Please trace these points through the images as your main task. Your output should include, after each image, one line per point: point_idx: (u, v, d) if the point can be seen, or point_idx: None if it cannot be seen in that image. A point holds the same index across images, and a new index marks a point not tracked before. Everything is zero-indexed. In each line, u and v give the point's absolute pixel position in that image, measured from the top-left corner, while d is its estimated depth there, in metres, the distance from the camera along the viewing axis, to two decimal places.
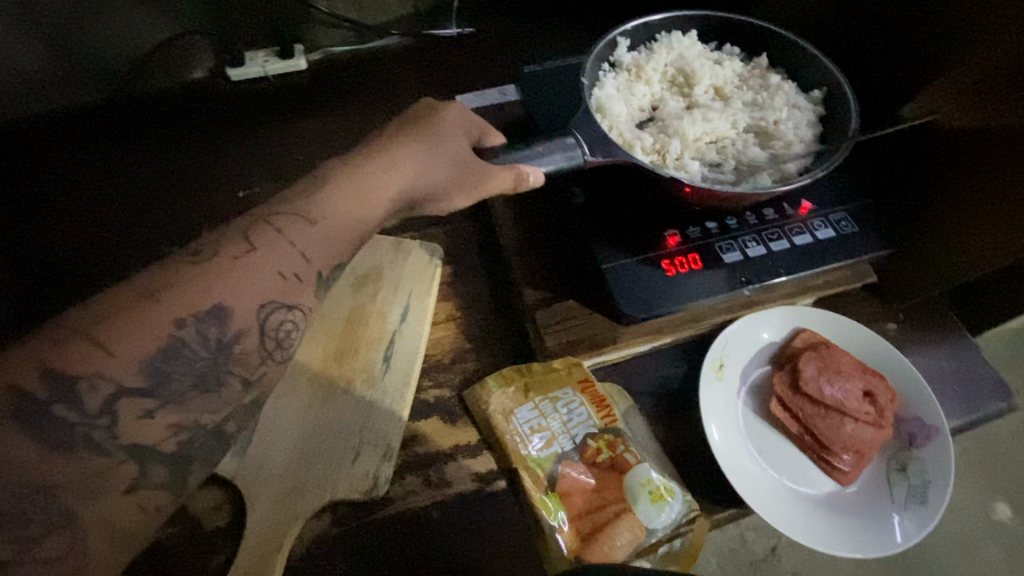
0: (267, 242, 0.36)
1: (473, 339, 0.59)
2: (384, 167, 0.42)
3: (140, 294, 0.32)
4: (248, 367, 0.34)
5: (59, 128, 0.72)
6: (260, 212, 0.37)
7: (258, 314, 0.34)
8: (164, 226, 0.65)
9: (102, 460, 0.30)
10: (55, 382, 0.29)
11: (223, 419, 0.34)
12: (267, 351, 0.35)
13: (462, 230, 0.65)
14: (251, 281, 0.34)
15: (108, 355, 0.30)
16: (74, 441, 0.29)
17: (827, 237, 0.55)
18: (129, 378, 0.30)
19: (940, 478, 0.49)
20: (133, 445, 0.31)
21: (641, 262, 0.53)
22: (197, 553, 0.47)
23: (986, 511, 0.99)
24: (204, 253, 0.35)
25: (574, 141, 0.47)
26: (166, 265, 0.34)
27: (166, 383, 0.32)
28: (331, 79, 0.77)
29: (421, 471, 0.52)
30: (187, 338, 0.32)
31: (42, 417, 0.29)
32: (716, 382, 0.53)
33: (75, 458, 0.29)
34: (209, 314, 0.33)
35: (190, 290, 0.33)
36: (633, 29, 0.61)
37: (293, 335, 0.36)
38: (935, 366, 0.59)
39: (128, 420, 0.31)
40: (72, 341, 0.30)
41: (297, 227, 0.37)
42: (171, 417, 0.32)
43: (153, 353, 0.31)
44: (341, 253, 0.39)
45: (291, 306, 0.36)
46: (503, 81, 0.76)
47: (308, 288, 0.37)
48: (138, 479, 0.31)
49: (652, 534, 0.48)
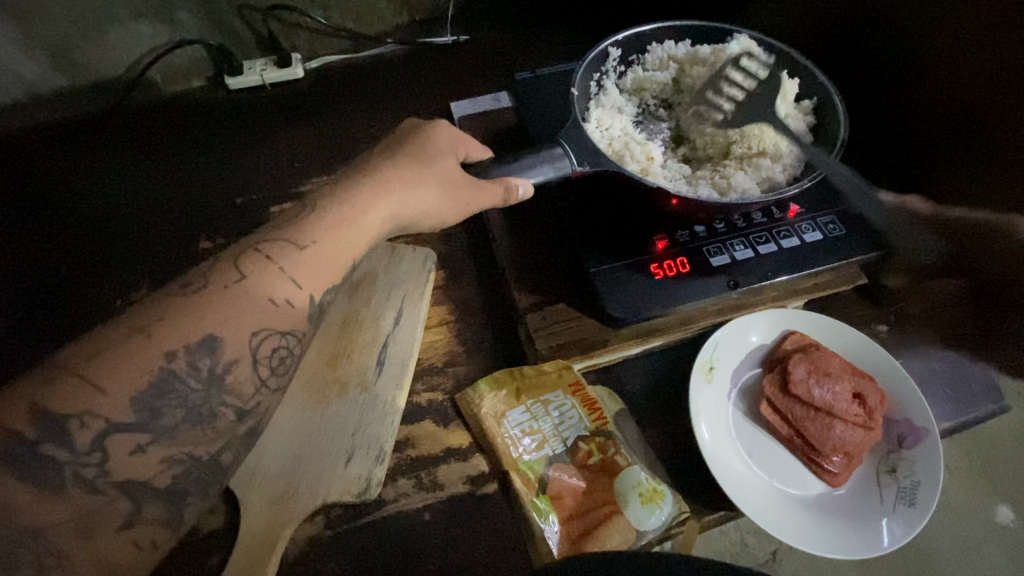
0: (258, 268, 0.36)
1: (466, 343, 0.59)
2: (376, 186, 0.43)
3: (134, 328, 0.33)
4: (242, 396, 0.35)
5: (55, 140, 0.72)
6: (252, 240, 0.38)
7: (250, 343, 0.35)
8: (163, 232, 0.65)
9: (95, 499, 0.30)
10: (44, 422, 0.29)
11: (217, 451, 0.34)
12: (261, 379, 0.36)
13: (456, 234, 0.66)
14: (244, 312, 0.35)
15: (100, 393, 0.30)
16: (64, 481, 0.30)
17: (814, 240, 0.56)
18: (118, 414, 0.31)
19: (929, 479, 0.50)
20: (126, 483, 0.31)
21: (631, 266, 0.53)
22: (195, 559, 0.47)
23: (988, 513, 0.98)
24: (194, 285, 0.35)
25: (562, 151, 0.48)
26: (158, 296, 0.35)
27: (157, 417, 0.32)
28: (328, 88, 0.78)
29: (414, 474, 0.52)
30: (178, 369, 0.32)
31: (31, 459, 0.29)
32: (707, 385, 0.54)
33: (67, 498, 0.30)
34: (199, 346, 0.33)
35: (182, 323, 0.33)
36: (625, 38, 0.61)
37: (287, 361, 0.37)
38: (925, 367, 0.58)
39: (119, 457, 0.31)
40: (64, 377, 0.30)
41: (287, 250, 0.38)
42: (163, 451, 0.32)
43: (143, 387, 0.31)
44: (335, 271, 0.39)
45: (284, 333, 0.37)
46: (496, 88, 0.77)
47: (300, 313, 0.37)
48: (133, 514, 0.31)
49: (642, 536, 0.48)
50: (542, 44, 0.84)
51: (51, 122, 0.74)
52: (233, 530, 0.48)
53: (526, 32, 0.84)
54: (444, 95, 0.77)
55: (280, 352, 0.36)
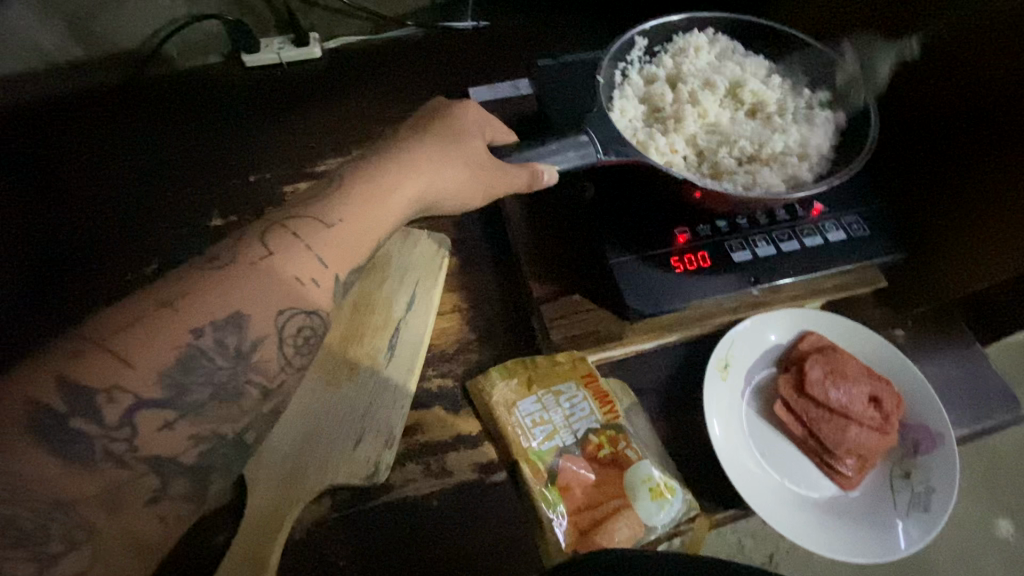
0: (285, 246, 0.36)
1: (479, 331, 0.59)
2: (401, 165, 0.42)
3: (159, 302, 0.32)
4: (267, 375, 0.34)
5: (64, 110, 0.71)
6: (275, 217, 0.38)
7: (276, 320, 0.34)
8: (173, 207, 0.64)
9: (122, 472, 0.30)
10: (73, 394, 0.29)
11: (242, 428, 0.34)
12: (287, 358, 0.35)
13: (470, 220, 0.65)
14: (269, 289, 0.34)
15: (128, 366, 0.30)
16: (94, 455, 0.29)
17: (837, 240, 0.55)
18: (145, 390, 0.30)
19: (945, 486, 0.49)
20: (153, 458, 0.31)
21: (651, 260, 0.53)
22: (200, 536, 0.47)
23: (989, 523, 0.98)
24: (222, 259, 0.34)
25: (588, 139, 0.47)
26: (182, 270, 0.34)
27: (185, 394, 0.31)
28: (345, 70, 0.77)
29: (422, 459, 0.52)
30: (205, 346, 0.32)
31: (59, 432, 0.28)
32: (721, 382, 0.53)
33: (96, 472, 0.29)
34: (227, 322, 0.33)
35: (208, 299, 0.32)
36: (650, 28, 0.60)
37: (312, 340, 0.36)
38: (944, 376, 0.58)
39: (147, 432, 0.30)
40: (90, 349, 0.29)
41: (312, 228, 0.37)
42: (191, 428, 0.32)
43: (170, 362, 0.31)
44: (358, 251, 0.38)
45: (310, 311, 0.36)
46: (515, 75, 0.76)
47: (326, 292, 0.36)
48: (159, 490, 0.32)
49: (651, 531, 0.48)
50: (563, 31, 0.83)
51: (63, 93, 0.72)
52: (239, 504, 0.48)
53: (548, 21, 0.83)
54: (461, 80, 0.76)
55: (304, 331, 0.36)
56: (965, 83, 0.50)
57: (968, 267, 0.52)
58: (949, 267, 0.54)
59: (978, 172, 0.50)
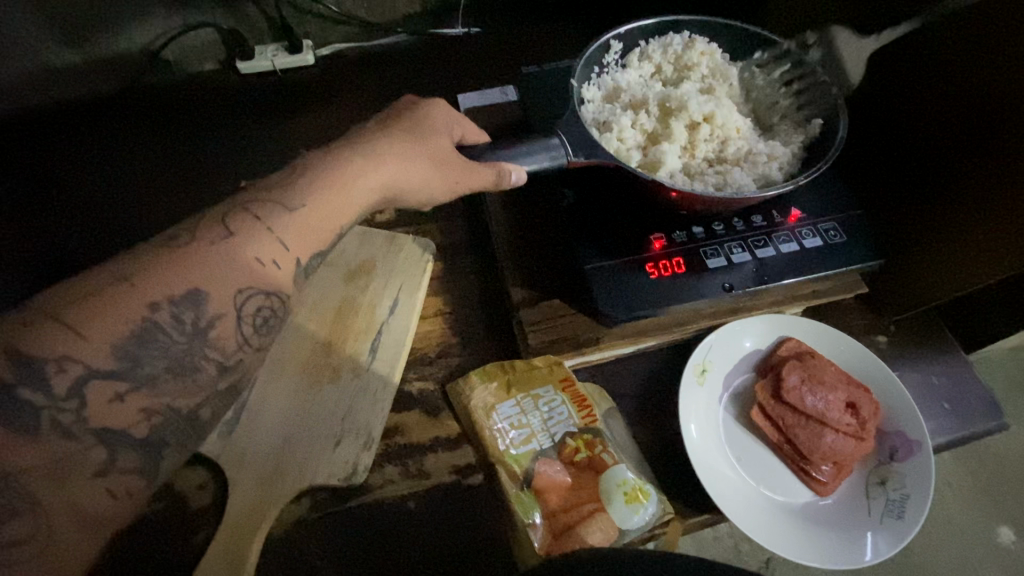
0: (247, 228, 0.37)
1: (459, 334, 0.60)
2: (367, 157, 0.43)
3: (117, 276, 0.33)
4: (224, 351, 0.35)
5: (66, 115, 0.74)
6: (239, 201, 0.38)
7: (235, 300, 0.35)
8: (162, 208, 0.66)
9: (70, 444, 0.31)
10: (25, 363, 0.30)
11: (197, 405, 0.35)
12: (244, 337, 0.36)
13: (455, 225, 0.66)
14: (229, 266, 0.35)
15: (80, 338, 0.31)
16: (41, 425, 0.30)
17: (814, 246, 0.55)
18: (99, 360, 0.31)
19: (919, 494, 0.49)
20: (103, 430, 0.32)
21: (626, 264, 0.53)
22: (178, 526, 0.48)
23: (989, 535, 0.96)
24: (180, 239, 0.35)
25: (559, 141, 0.48)
26: (141, 250, 0.35)
27: (139, 366, 0.32)
28: (337, 76, 0.78)
29: (400, 461, 0.52)
30: (161, 320, 0.33)
31: (9, 401, 0.29)
32: (698, 387, 0.53)
33: (40, 444, 0.30)
34: (184, 298, 0.34)
35: (166, 276, 0.33)
36: (627, 31, 0.61)
37: (269, 321, 0.37)
38: (924, 382, 0.58)
39: (98, 404, 0.31)
40: (42, 321, 0.30)
41: (274, 211, 0.38)
42: (143, 401, 0.33)
43: (125, 336, 0.32)
44: (321, 242, 0.40)
45: (268, 292, 0.37)
46: (504, 81, 0.77)
47: (286, 273, 0.38)
48: (107, 464, 0.32)
49: (625, 535, 0.48)
50: (554, 38, 0.83)
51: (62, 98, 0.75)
52: (219, 503, 0.49)
53: (538, 28, 0.84)
54: (451, 88, 0.77)
55: (263, 311, 0.37)
56: (949, 89, 0.51)
57: (945, 272, 0.53)
58: (925, 273, 0.54)
59: (957, 178, 0.51)
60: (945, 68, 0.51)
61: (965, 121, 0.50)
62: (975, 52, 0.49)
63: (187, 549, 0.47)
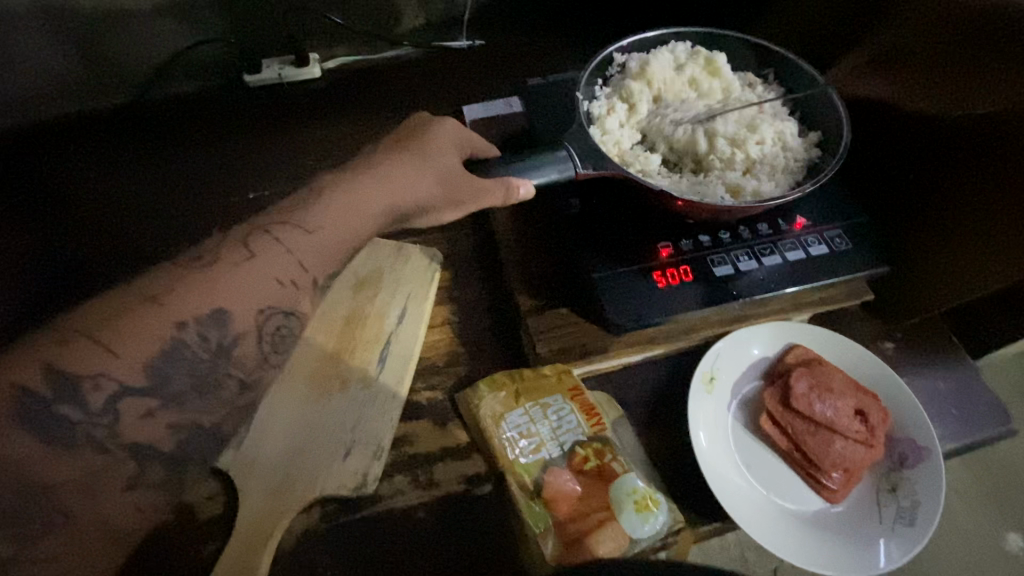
0: (266, 248, 0.37)
1: (469, 342, 0.60)
2: (379, 176, 0.44)
3: (146, 295, 0.33)
4: (244, 368, 0.36)
5: (79, 132, 0.75)
6: (262, 222, 0.39)
7: (256, 318, 0.36)
8: (173, 222, 0.67)
9: (102, 459, 0.31)
10: (59, 382, 0.30)
11: (219, 421, 0.35)
12: (263, 355, 0.37)
13: (463, 234, 0.66)
14: (253, 286, 0.36)
15: (112, 355, 0.31)
16: (78, 439, 0.30)
17: (820, 254, 0.55)
18: (131, 376, 0.31)
19: (930, 501, 0.49)
20: (133, 444, 0.32)
21: (633, 273, 0.54)
22: (191, 539, 0.48)
23: (998, 540, 0.96)
24: (205, 258, 0.36)
25: (566, 154, 0.49)
26: (167, 267, 0.35)
27: (168, 383, 0.33)
28: (343, 89, 0.79)
29: (410, 471, 0.52)
30: (188, 339, 0.33)
31: (45, 417, 0.29)
32: (706, 395, 0.53)
33: (76, 456, 0.30)
34: (210, 318, 0.34)
35: (193, 296, 0.34)
36: (628, 44, 0.62)
37: (287, 337, 0.38)
38: (931, 388, 0.58)
39: (129, 420, 0.32)
40: (75, 338, 0.30)
41: (291, 232, 0.38)
42: (169, 418, 0.33)
43: (155, 353, 0.32)
44: (337, 257, 0.40)
45: (288, 312, 0.37)
46: (509, 92, 0.78)
47: (305, 295, 0.38)
48: (137, 477, 0.33)
49: (636, 544, 0.48)
50: (557, 49, 0.84)
51: (70, 115, 0.76)
52: (230, 516, 0.49)
53: (542, 39, 0.85)
54: (458, 100, 0.78)
55: (281, 329, 0.37)
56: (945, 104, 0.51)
57: (952, 282, 0.53)
58: (932, 282, 0.55)
59: (961, 188, 0.51)
60: (946, 79, 0.51)
61: (969, 128, 0.50)
62: (971, 66, 0.50)
63: (199, 564, 0.47)
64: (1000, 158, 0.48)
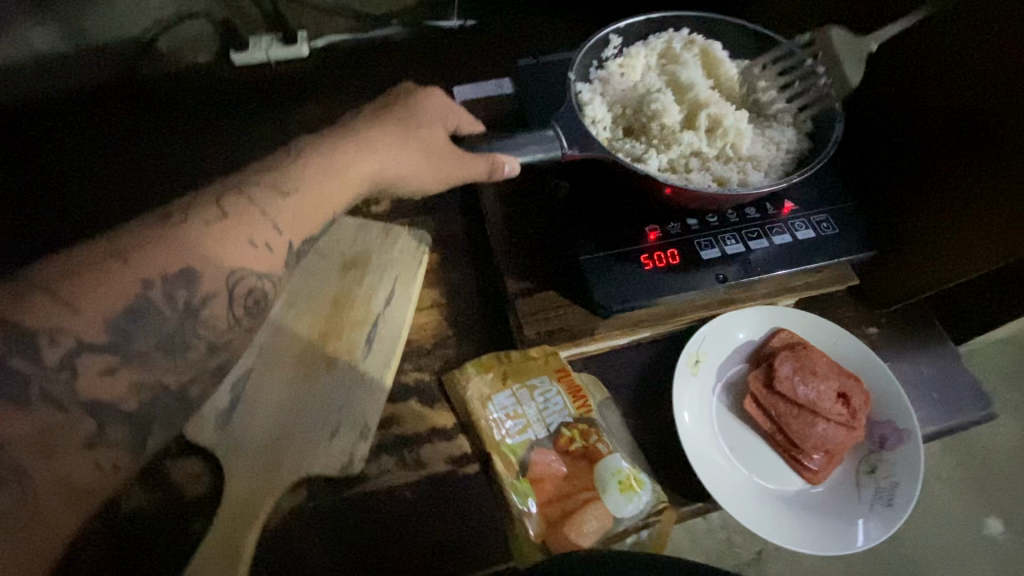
0: (241, 211, 0.37)
1: (455, 326, 0.60)
2: (357, 149, 0.43)
3: (111, 253, 0.33)
4: (215, 330, 0.36)
5: (61, 105, 0.73)
6: (232, 182, 0.39)
7: (226, 280, 0.36)
8: (151, 199, 0.66)
9: (56, 414, 0.31)
10: (15, 336, 0.30)
11: (186, 381, 0.35)
12: (235, 317, 0.37)
13: (450, 216, 0.66)
14: (223, 249, 0.36)
15: (73, 311, 0.31)
16: (30, 396, 0.30)
17: (806, 238, 0.56)
18: (90, 333, 0.32)
19: (908, 482, 0.50)
20: (91, 402, 0.32)
21: (621, 257, 0.53)
22: (171, 514, 0.48)
23: (977, 526, 0.98)
24: (173, 218, 0.36)
25: (553, 134, 0.48)
26: (134, 226, 0.35)
27: (130, 341, 0.33)
28: (333, 69, 0.78)
29: (397, 451, 0.53)
30: (153, 297, 0.33)
31: (2, 373, 0.30)
32: (692, 377, 0.54)
33: (29, 411, 0.30)
34: (177, 276, 0.34)
35: (158, 255, 0.34)
36: (626, 26, 0.61)
37: (260, 302, 0.38)
38: (915, 372, 0.59)
39: (88, 375, 0.32)
40: (36, 294, 0.31)
41: (269, 197, 0.38)
42: (131, 375, 0.33)
43: (119, 309, 0.32)
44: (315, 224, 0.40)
45: (260, 275, 0.37)
46: (502, 74, 0.77)
47: (278, 258, 0.38)
48: (95, 436, 0.32)
49: (619, 523, 0.49)
50: (553, 32, 0.83)
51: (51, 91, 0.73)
52: (217, 494, 0.49)
53: (538, 21, 0.84)
54: (449, 81, 0.77)
55: (254, 292, 0.37)
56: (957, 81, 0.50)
57: (942, 264, 0.53)
58: (930, 266, 0.54)
59: (959, 169, 0.50)
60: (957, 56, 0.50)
61: (972, 110, 0.49)
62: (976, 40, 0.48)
63: (183, 540, 0.47)
64: (1003, 138, 0.47)
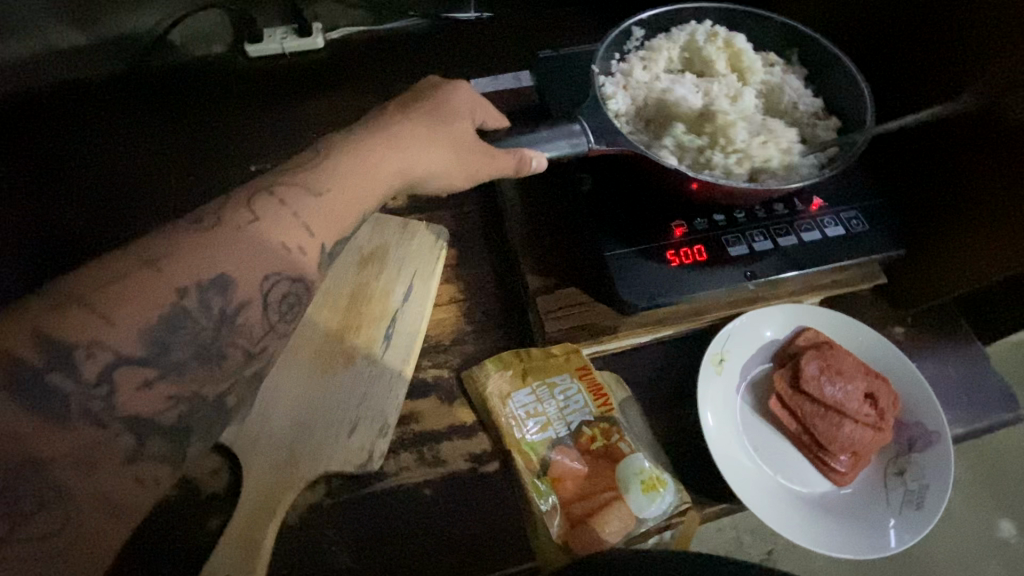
0: (271, 214, 0.36)
1: (474, 323, 0.59)
2: (383, 143, 0.42)
3: (144, 260, 0.32)
4: (251, 337, 0.35)
5: (73, 98, 0.72)
6: (265, 182, 0.38)
7: (261, 286, 0.35)
8: (166, 195, 0.65)
9: (97, 432, 0.30)
10: (50, 349, 0.29)
11: (224, 391, 0.34)
12: (270, 323, 0.35)
13: (468, 211, 0.65)
14: (256, 251, 0.35)
15: (107, 323, 0.30)
16: (70, 413, 0.29)
17: (835, 235, 0.55)
18: (128, 347, 0.30)
19: (938, 486, 0.49)
20: (130, 418, 0.31)
21: (646, 253, 0.53)
22: (193, 513, 0.48)
23: (990, 527, 0.97)
24: (206, 222, 0.35)
25: (580, 128, 0.47)
26: (167, 232, 0.34)
27: (167, 352, 0.32)
28: (346, 61, 0.77)
29: (416, 448, 0.52)
30: (189, 306, 0.32)
31: (34, 385, 0.28)
32: (716, 376, 0.53)
33: (70, 430, 0.29)
34: (212, 284, 0.33)
35: (190, 261, 0.33)
36: (651, 16, 0.60)
37: (295, 305, 0.37)
38: (940, 373, 0.58)
39: (126, 390, 0.30)
40: (67, 304, 0.30)
41: (299, 195, 0.37)
42: (170, 388, 0.32)
43: (154, 320, 0.31)
44: (345, 221, 0.39)
45: (293, 280, 0.36)
46: (518, 67, 0.76)
47: (313, 261, 0.37)
48: (137, 450, 0.31)
49: (641, 524, 0.48)
50: (568, 24, 0.82)
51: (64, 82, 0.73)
52: (233, 488, 0.49)
53: (552, 13, 0.83)
54: (464, 73, 0.76)
55: (289, 297, 0.36)
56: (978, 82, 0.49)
57: (967, 267, 0.52)
58: (956, 268, 0.53)
59: (981, 171, 0.50)
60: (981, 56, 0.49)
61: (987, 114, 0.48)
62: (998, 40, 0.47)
63: (203, 535, 0.47)
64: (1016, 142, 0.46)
